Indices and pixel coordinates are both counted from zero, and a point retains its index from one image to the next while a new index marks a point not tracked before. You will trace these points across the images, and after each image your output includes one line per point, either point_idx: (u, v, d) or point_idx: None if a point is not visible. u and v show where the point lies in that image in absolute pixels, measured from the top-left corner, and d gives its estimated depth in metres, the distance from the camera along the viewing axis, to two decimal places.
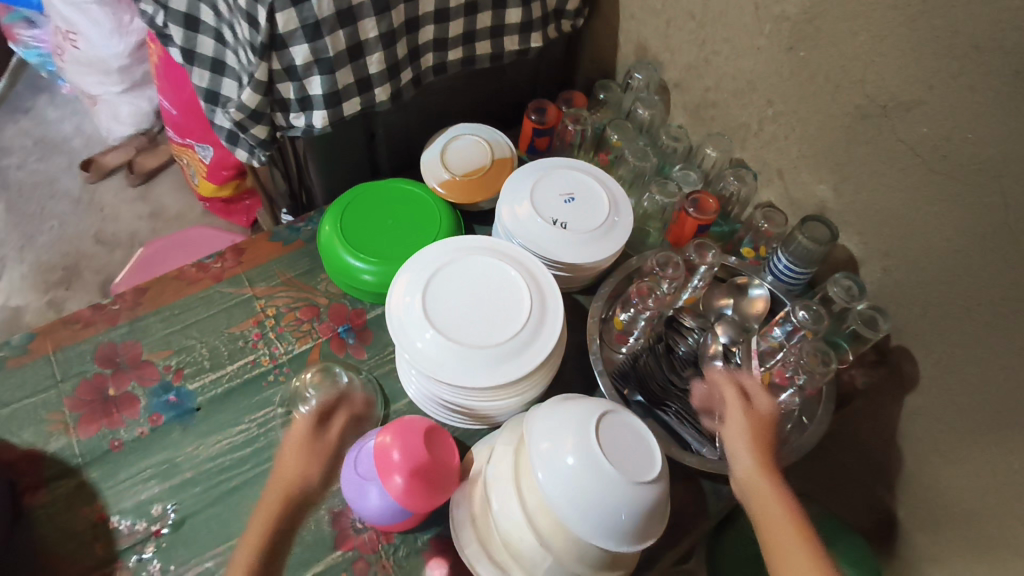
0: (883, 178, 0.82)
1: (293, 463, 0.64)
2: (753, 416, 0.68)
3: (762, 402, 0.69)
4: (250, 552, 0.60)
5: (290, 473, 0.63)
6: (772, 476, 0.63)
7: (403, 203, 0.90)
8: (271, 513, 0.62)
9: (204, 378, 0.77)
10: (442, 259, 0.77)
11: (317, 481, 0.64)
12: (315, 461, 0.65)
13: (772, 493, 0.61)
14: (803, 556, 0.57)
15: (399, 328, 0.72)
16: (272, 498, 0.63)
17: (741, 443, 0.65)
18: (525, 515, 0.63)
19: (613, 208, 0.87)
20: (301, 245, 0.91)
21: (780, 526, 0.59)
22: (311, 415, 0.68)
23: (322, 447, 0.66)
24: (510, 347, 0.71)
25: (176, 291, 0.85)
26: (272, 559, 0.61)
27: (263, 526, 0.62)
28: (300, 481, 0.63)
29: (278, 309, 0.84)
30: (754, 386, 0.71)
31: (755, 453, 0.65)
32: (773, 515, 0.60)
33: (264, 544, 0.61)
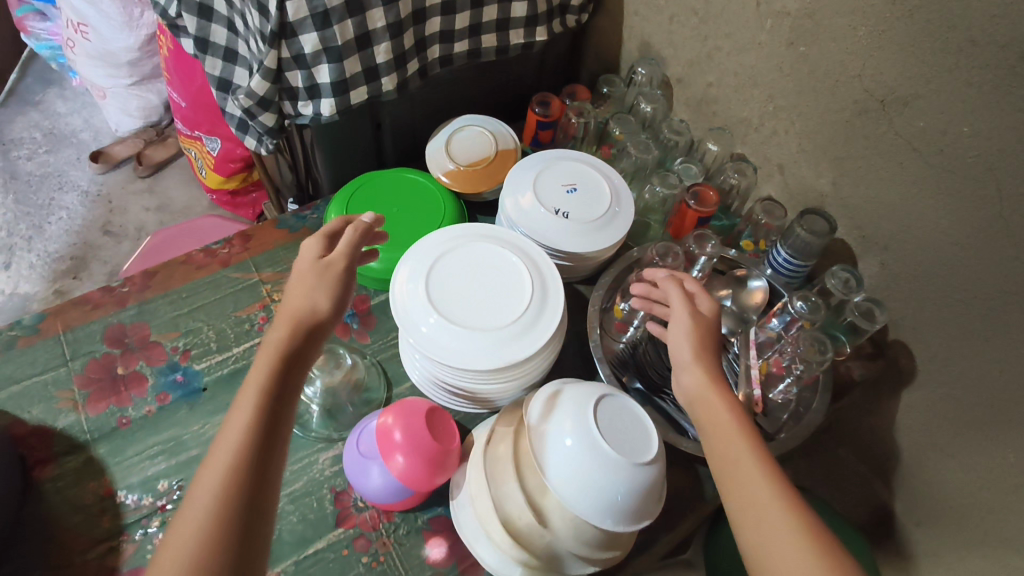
0: (881, 172, 0.83)
1: (299, 295, 0.58)
2: (698, 315, 0.67)
3: (703, 304, 0.69)
4: (256, 381, 0.52)
5: (298, 302, 0.57)
6: (714, 375, 0.63)
7: (409, 193, 0.92)
8: (278, 343, 0.54)
9: (210, 359, 0.79)
10: (446, 246, 0.78)
11: (330, 303, 0.58)
12: (325, 286, 0.59)
13: (715, 395, 0.61)
14: (744, 450, 0.57)
15: (403, 313, 0.73)
16: (281, 327, 0.56)
17: (686, 343, 0.65)
18: (524, 495, 0.64)
19: (615, 199, 0.88)
20: (306, 232, 0.92)
21: (723, 420, 0.60)
22: (314, 241, 0.63)
23: (329, 273, 0.60)
24: (511, 331, 0.73)
25: (184, 275, 0.86)
26: (282, 387, 0.52)
27: (268, 358, 0.53)
28: (310, 310, 0.57)
29: (284, 294, 0.85)
30: (699, 292, 0.71)
31: (698, 350, 0.65)
32: (718, 416, 0.60)
33: (269, 384, 0.52)
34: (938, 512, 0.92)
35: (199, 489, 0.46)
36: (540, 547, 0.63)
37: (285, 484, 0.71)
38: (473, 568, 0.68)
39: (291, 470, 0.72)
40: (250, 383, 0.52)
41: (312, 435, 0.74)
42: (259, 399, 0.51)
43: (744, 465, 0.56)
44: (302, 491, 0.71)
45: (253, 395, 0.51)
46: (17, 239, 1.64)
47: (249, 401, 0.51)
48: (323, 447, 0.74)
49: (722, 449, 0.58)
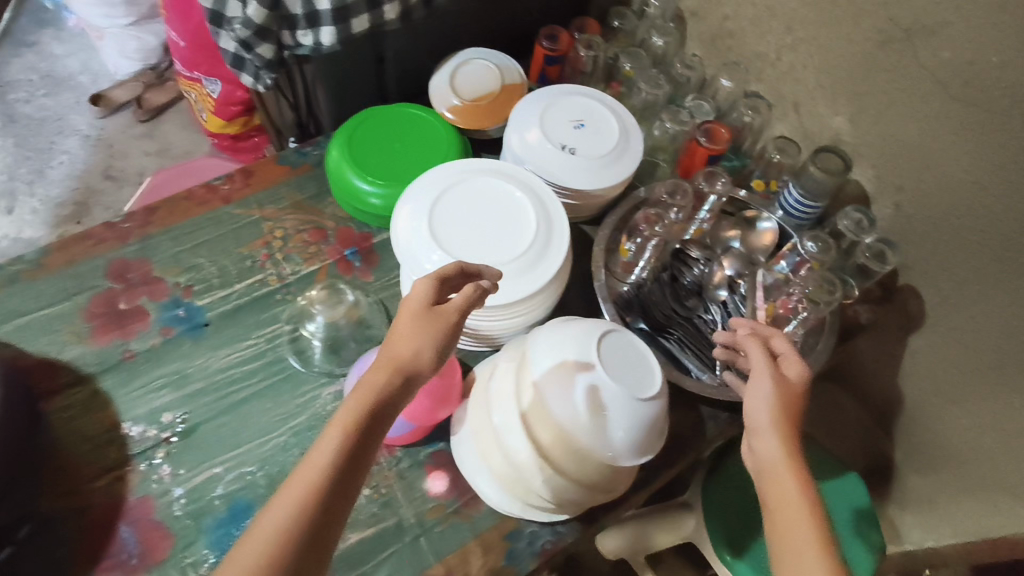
0: (901, 107, 0.80)
1: (402, 339, 0.56)
2: (782, 384, 0.61)
3: (788, 369, 0.62)
4: (344, 427, 0.52)
5: (398, 349, 0.55)
6: (793, 460, 0.57)
7: (411, 127, 0.88)
8: (372, 391, 0.53)
9: (212, 295, 0.78)
10: (449, 179, 0.76)
11: (428, 358, 0.56)
12: (426, 335, 0.56)
13: (793, 484, 0.55)
14: (815, 555, 0.51)
15: (406, 249, 0.72)
16: (378, 372, 0.55)
17: (765, 415, 0.59)
18: (525, 429, 0.63)
19: (623, 136, 0.86)
20: (308, 169, 0.90)
21: (796, 516, 0.53)
22: (431, 282, 0.59)
23: (431, 323, 0.57)
24: (513, 268, 0.72)
25: (185, 212, 0.85)
26: (364, 439, 0.52)
27: (359, 405, 0.53)
28: (408, 359, 0.55)
29: (287, 231, 0.84)
30: (789, 356, 0.63)
31: (778, 428, 0.58)
32: (790, 508, 0.54)
33: (353, 435, 0.52)
34: (938, 456, 0.93)
35: (262, 524, 0.49)
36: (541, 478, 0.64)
37: (291, 417, 0.72)
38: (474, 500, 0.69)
39: (297, 404, 0.73)
40: (339, 427, 0.52)
41: (316, 370, 0.75)
42: (339, 446, 0.51)
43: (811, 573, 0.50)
44: (307, 424, 0.71)
45: (332, 442, 0.51)
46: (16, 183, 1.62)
47: (329, 448, 0.51)
48: (326, 381, 0.74)
49: (788, 547, 0.53)
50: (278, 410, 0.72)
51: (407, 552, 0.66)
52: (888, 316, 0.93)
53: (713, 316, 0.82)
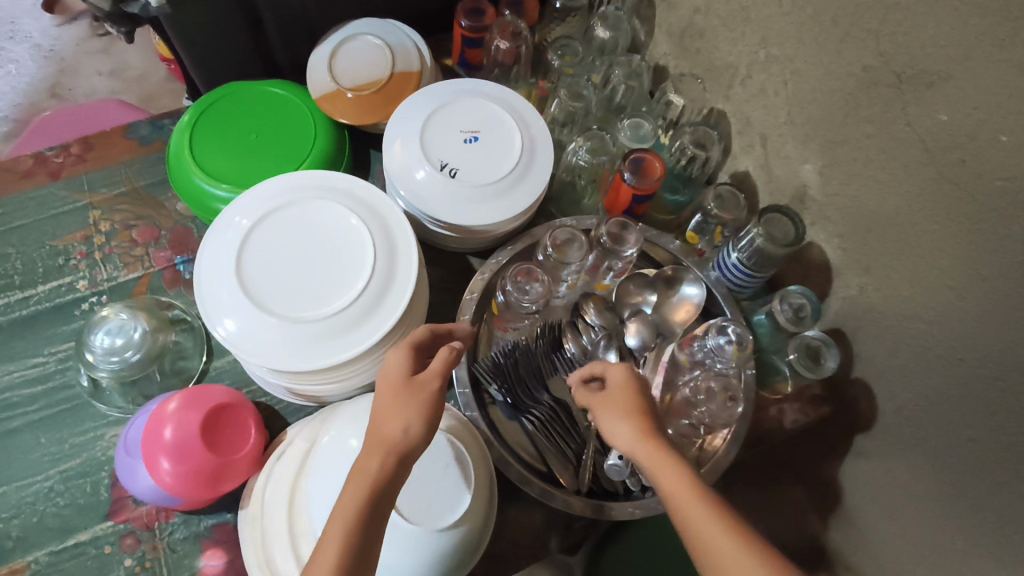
0: (879, 172, 0.59)
1: (382, 417, 0.45)
2: (606, 394, 0.50)
3: (615, 375, 0.51)
4: (340, 523, 0.40)
5: (387, 428, 0.45)
6: (663, 451, 0.45)
7: (277, 118, 0.74)
8: (364, 477, 0.42)
9: (10, 295, 0.68)
10: (299, 192, 0.63)
11: (421, 433, 0.45)
12: (418, 408, 0.46)
13: (677, 482, 0.42)
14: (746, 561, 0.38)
15: (206, 282, 0.59)
16: (367, 457, 0.43)
17: (624, 426, 0.47)
18: (287, 533, 0.53)
19: (526, 159, 0.68)
20: (159, 147, 0.76)
21: (701, 517, 0.40)
22: (407, 356, 0.50)
23: (419, 394, 0.46)
24: (312, 332, 0.57)
25: (4, 185, 0.72)
26: (369, 538, 0.40)
27: (352, 492, 0.41)
28: (402, 439, 0.44)
29: (113, 226, 0.72)
30: (612, 368, 0.52)
31: (638, 429, 0.46)
32: (689, 508, 0.41)
33: (355, 536, 0.40)
34: None
35: None
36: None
37: (62, 459, 0.62)
38: None
39: (71, 444, 0.62)
40: (333, 525, 0.40)
41: (101, 408, 0.64)
42: (339, 546, 0.39)
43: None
44: (78, 471, 0.61)
45: (337, 542, 0.39)
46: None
47: (332, 553, 0.39)
48: (114, 421, 0.64)
49: None
50: (49, 447, 0.62)
51: None
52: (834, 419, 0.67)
53: None
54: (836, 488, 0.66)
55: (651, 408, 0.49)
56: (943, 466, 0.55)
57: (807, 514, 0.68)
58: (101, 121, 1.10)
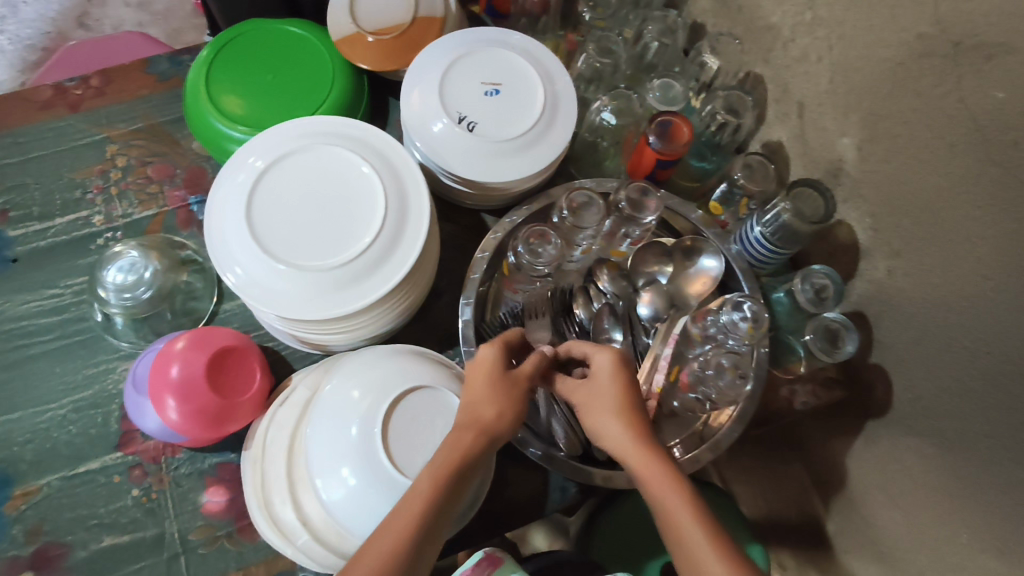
0: (921, 151, 0.56)
1: (481, 398, 0.50)
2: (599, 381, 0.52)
3: (600, 363, 0.52)
4: (427, 483, 0.46)
5: (484, 407, 0.50)
6: (638, 447, 0.48)
7: (296, 59, 0.72)
8: (458, 451, 0.47)
9: (26, 225, 0.68)
10: (315, 138, 0.62)
11: (511, 421, 0.50)
12: (510, 399, 0.50)
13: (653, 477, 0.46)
14: (706, 546, 0.43)
15: (218, 222, 0.58)
16: (461, 432, 0.48)
17: (613, 424, 0.49)
18: (288, 478, 0.55)
19: (548, 114, 0.65)
20: (177, 84, 0.75)
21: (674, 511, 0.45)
22: (498, 348, 0.52)
23: (516, 390, 0.51)
24: (318, 283, 0.56)
25: (23, 114, 0.72)
26: (448, 501, 0.46)
27: (441, 466, 0.47)
28: (493, 419, 0.49)
29: (129, 161, 0.72)
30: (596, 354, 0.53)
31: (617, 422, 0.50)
32: (664, 498, 0.46)
33: (437, 501, 0.45)
34: None
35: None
36: (293, 551, 0.54)
37: (75, 389, 0.63)
38: (252, 527, 0.60)
39: (85, 375, 0.64)
40: (421, 486, 0.46)
41: (114, 342, 0.65)
42: (423, 504, 0.45)
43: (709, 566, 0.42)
44: (90, 402, 0.63)
45: (421, 499, 0.45)
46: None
47: (412, 513, 0.44)
48: (126, 356, 0.65)
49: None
50: (64, 376, 0.63)
51: (161, 569, 0.58)
52: (846, 405, 0.65)
53: None
54: (840, 470, 0.65)
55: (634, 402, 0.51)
56: (955, 461, 0.54)
57: (809, 492, 0.69)
58: (128, 54, 1.09)
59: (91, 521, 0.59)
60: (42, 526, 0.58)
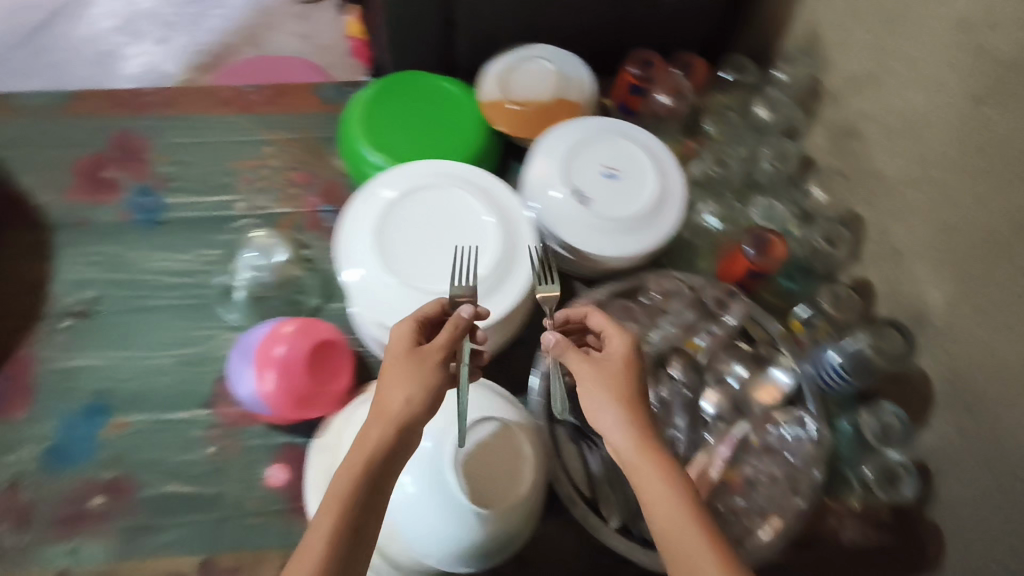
0: (1009, 322, 0.57)
1: (392, 388, 0.45)
2: (607, 364, 0.49)
3: (618, 347, 0.51)
4: (341, 480, 0.42)
5: (395, 399, 0.45)
6: (650, 457, 0.45)
7: (441, 109, 0.81)
8: (369, 443, 0.43)
9: (181, 196, 0.78)
10: (443, 178, 0.69)
11: (425, 400, 0.45)
12: (421, 377, 0.46)
13: (659, 489, 0.44)
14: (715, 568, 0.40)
15: (346, 232, 0.66)
16: (370, 426, 0.44)
17: (610, 414, 0.47)
18: None
19: (655, 206, 0.71)
20: (335, 108, 0.85)
21: (675, 522, 0.42)
22: (410, 324, 0.50)
23: (425, 365, 0.47)
24: (417, 303, 0.62)
25: (206, 106, 0.84)
26: (372, 501, 0.42)
27: (353, 462, 0.43)
28: (403, 408, 0.44)
29: (279, 162, 0.81)
30: (592, 312, 0.55)
31: (626, 419, 0.47)
32: (659, 506, 0.43)
33: (357, 498, 0.41)
34: None
35: None
36: None
37: (182, 345, 0.70)
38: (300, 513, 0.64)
39: (194, 335, 0.71)
40: (337, 486, 0.42)
41: (224, 313, 0.72)
42: (342, 502, 0.41)
43: None
44: (192, 360, 0.70)
45: (338, 502, 0.41)
46: (169, 13, 1.50)
47: (332, 517, 0.40)
48: (230, 327, 0.72)
49: None
50: (176, 331, 0.71)
51: (211, 527, 0.62)
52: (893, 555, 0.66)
53: None
54: None
55: (643, 397, 0.49)
56: None
57: None
58: (291, 73, 1.25)
59: (165, 465, 0.65)
60: (122, 458, 0.65)
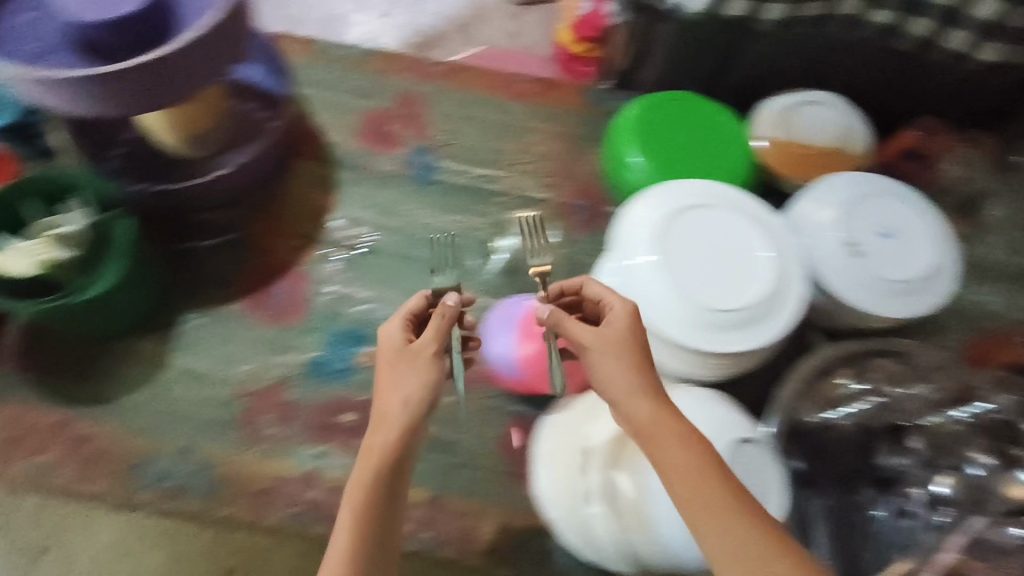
0: None
1: (390, 392, 0.52)
2: (604, 334, 0.53)
3: (618, 312, 0.55)
4: (359, 484, 0.49)
5: (398, 398, 0.51)
6: (674, 426, 0.49)
7: (707, 131, 0.81)
8: (378, 445, 0.50)
9: (453, 162, 0.84)
10: (723, 201, 0.71)
11: (429, 386, 0.52)
12: (416, 372, 0.52)
13: (683, 458, 0.48)
14: (745, 528, 0.45)
15: (627, 231, 0.70)
16: (373, 434, 0.51)
17: (639, 401, 0.50)
18: (603, 456, 0.60)
19: (927, 278, 0.70)
20: (598, 111, 0.90)
21: (712, 485, 0.47)
22: (398, 324, 0.56)
23: (418, 362, 0.53)
24: (685, 317, 0.65)
25: (482, 85, 0.89)
26: (387, 495, 0.49)
27: (366, 466, 0.49)
28: (399, 411, 0.51)
29: (543, 151, 0.86)
30: (589, 283, 0.59)
31: (629, 382, 0.51)
32: (679, 456, 0.48)
33: (372, 492, 0.48)
34: None
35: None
36: (579, 513, 0.62)
37: None
38: (523, 481, 0.69)
39: None
40: (356, 490, 0.49)
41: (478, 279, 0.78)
42: (364, 504, 0.48)
43: (750, 552, 0.44)
44: None
45: (363, 491, 0.48)
46: None
47: (360, 499, 0.48)
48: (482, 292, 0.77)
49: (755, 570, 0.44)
50: (435, 284, 0.76)
51: (445, 468, 0.69)
52: None
53: (881, 517, 0.67)
54: None
55: (643, 350, 0.53)
56: None
57: None
58: None
59: None
60: None
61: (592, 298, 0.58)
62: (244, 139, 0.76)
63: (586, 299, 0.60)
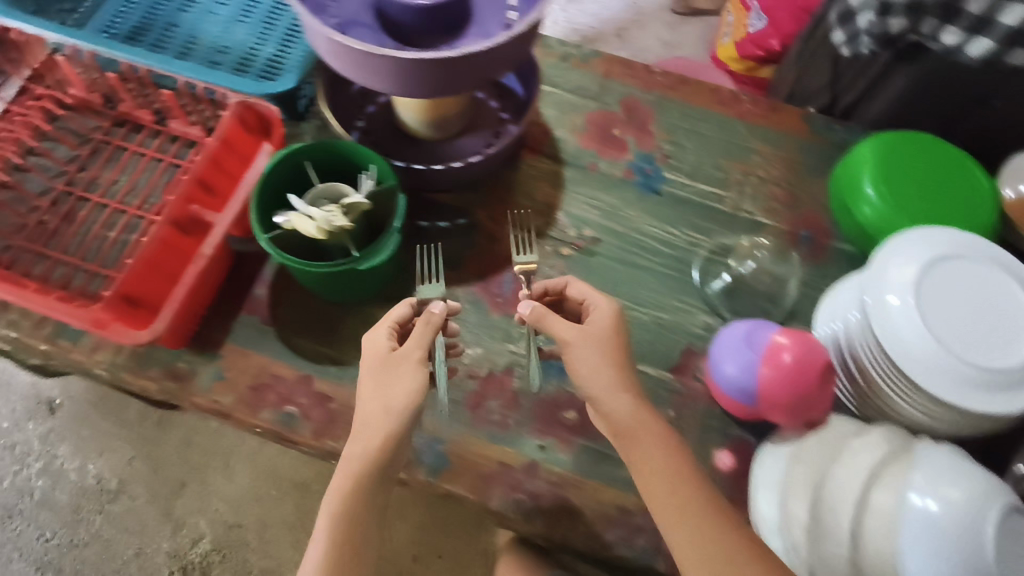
0: None
1: (370, 400, 0.59)
2: (587, 333, 0.62)
3: (598, 316, 0.64)
4: (338, 485, 0.57)
5: (371, 410, 0.59)
6: (639, 431, 0.59)
7: (951, 180, 0.79)
8: (364, 442, 0.58)
9: (677, 175, 0.84)
10: (982, 256, 0.68)
11: (421, 386, 0.60)
12: (402, 376, 0.60)
13: (659, 467, 0.58)
14: (709, 522, 0.56)
15: (883, 266, 0.67)
16: (354, 443, 0.59)
17: (616, 400, 0.60)
18: (857, 503, 0.59)
19: None
20: (827, 139, 0.87)
21: (678, 490, 0.57)
22: (384, 331, 0.62)
23: (405, 365, 0.60)
24: (953, 370, 0.62)
25: (708, 100, 0.89)
26: (371, 478, 0.58)
27: (349, 468, 0.58)
28: (387, 413, 0.58)
29: (767, 175, 0.85)
30: (573, 284, 0.67)
31: (608, 392, 0.60)
32: (649, 462, 0.58)
33: (351, 494, 0.57)
34: None
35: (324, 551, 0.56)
36: (819, 553, 0.60)
37: (660, 311, 0.78)
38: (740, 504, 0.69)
39: (670, 304, 0.78)
40: (342, 482, 0.57)
41: (701, 296, 0.78)
42: (344, 499, 0.57)
43: (712, 539, 0.55)
44: (669, 326, 0.77)
45: (352, 474, 0.57)
46: None
47: (344, 493, 0.57)
48: (703, 309, 0.78)
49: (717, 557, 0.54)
50: (657, 295, 0.78)
51: None
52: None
53: None
54: None
55: (621, 356, 0.62)
56: None
57: None
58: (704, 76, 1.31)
59: None
60: None
61: (577, 297, 0.67)
62: (479, 126, 0.82)
63: (567, 298, 0.68)
